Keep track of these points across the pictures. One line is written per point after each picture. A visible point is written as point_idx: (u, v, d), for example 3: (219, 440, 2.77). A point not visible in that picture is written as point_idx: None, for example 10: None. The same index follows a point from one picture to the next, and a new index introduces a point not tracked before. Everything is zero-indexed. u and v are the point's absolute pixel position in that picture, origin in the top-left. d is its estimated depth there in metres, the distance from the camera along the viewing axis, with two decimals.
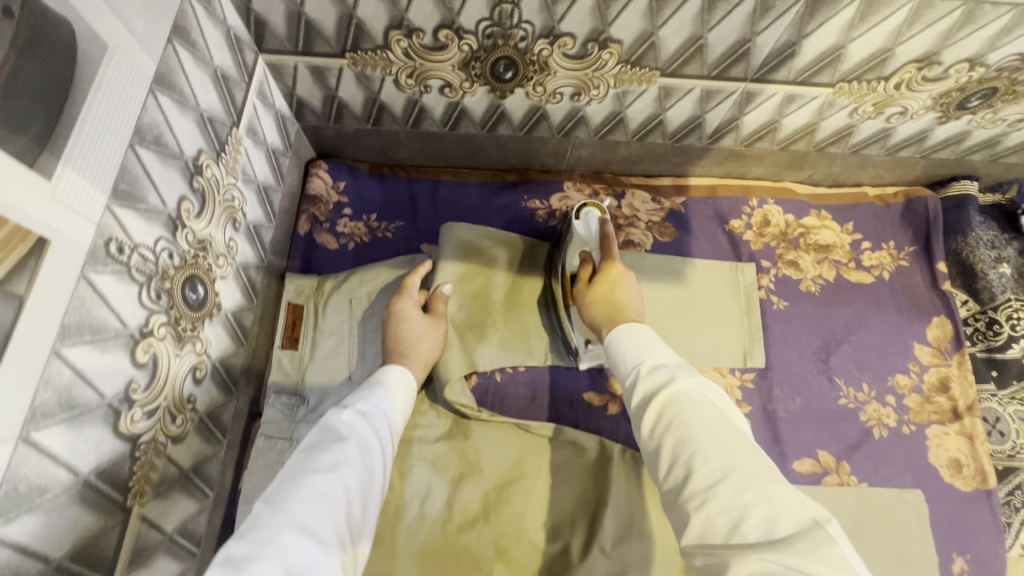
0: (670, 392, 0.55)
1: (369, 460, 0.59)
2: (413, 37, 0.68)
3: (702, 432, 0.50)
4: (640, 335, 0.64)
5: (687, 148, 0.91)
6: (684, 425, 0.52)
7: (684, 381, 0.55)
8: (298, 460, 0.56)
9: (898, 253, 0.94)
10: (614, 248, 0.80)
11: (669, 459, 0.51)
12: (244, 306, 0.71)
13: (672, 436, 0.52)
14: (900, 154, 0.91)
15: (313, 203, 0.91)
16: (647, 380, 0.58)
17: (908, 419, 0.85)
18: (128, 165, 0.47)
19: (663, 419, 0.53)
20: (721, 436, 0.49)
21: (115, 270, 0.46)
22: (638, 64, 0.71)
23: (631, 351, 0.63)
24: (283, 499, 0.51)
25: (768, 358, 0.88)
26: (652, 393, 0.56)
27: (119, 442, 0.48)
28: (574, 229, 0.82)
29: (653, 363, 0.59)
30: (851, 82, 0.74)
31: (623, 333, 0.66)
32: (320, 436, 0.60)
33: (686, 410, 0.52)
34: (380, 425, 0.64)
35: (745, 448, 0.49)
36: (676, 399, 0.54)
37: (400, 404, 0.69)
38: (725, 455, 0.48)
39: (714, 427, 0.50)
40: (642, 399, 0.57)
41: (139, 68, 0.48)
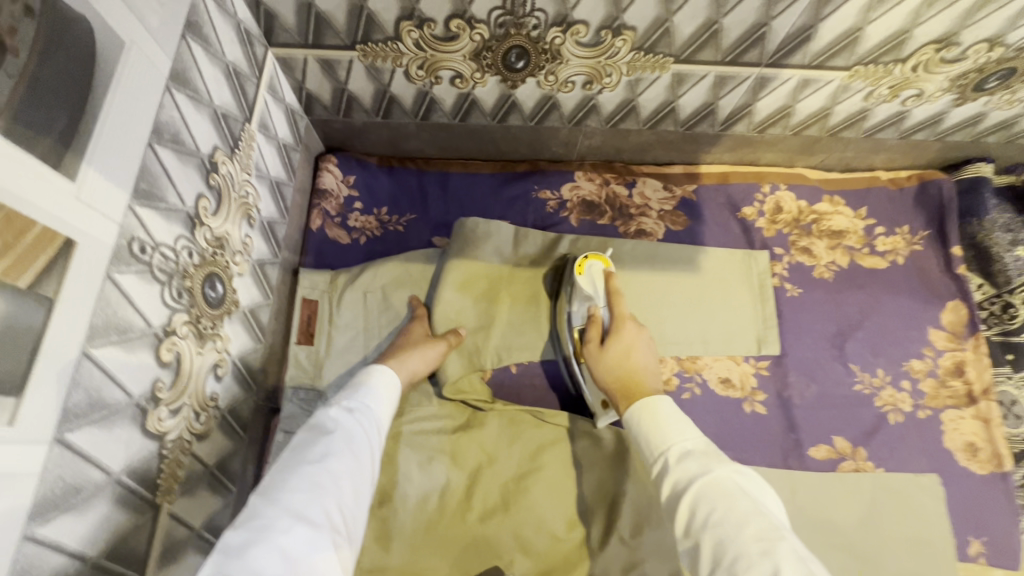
0: (703, 483, 0.53)
1: (360, 448, 0.58)
2: (424, 28, 0.67)
3: (742, 536, 0.47)
4: (661, 408, 0.63)
5: (699, 136, 0.90)
6: (720, 523, 0.49)
7: (719, 472, 0.53)
8: (290, 452, 0.56)
9: (911, 238, 0.93)
10: (623, 308, 0.80)
11: (711, 565, 0.49)
12: (261, 302, 0.72)
13: (710, 540, 0.49)
14: (914, 137, 0.90)
15: (324, 197, 0.91)
16: (678, 469, 0.56)
17: (923, 404, 0.85)
18: (147, 164, 0.47)
19: (699, 519, 0.51)
20: (761, 537, 0.47)
21: (138, 271, 0.46)
22: (651, 51, 0.70)
23: (656, 435, 0.61)
24: (276, 490, 0.51)
25: (783, 345, 0.88)
26: (685, 486, 0.54)
27: (148, 440, 0.48)
28: (582, 287, 0.80)
29: (680, 451, 0.58)
30: (867, 65, 0.73)
31: (640, 409, 0.64)
32: (311, 428, 0.59)
33: (721, 505, 0.50)
34: (370, 415, 0.63)
35: (789, 550, 0.45)
36: (709, 494, 0.52)
37: (389, 398, 0.68)
38: (768, 557, 0.45)
39: (753, 525, 0.48)
40: (675, 491, 0.55)
41: (155, 66, 0.47)
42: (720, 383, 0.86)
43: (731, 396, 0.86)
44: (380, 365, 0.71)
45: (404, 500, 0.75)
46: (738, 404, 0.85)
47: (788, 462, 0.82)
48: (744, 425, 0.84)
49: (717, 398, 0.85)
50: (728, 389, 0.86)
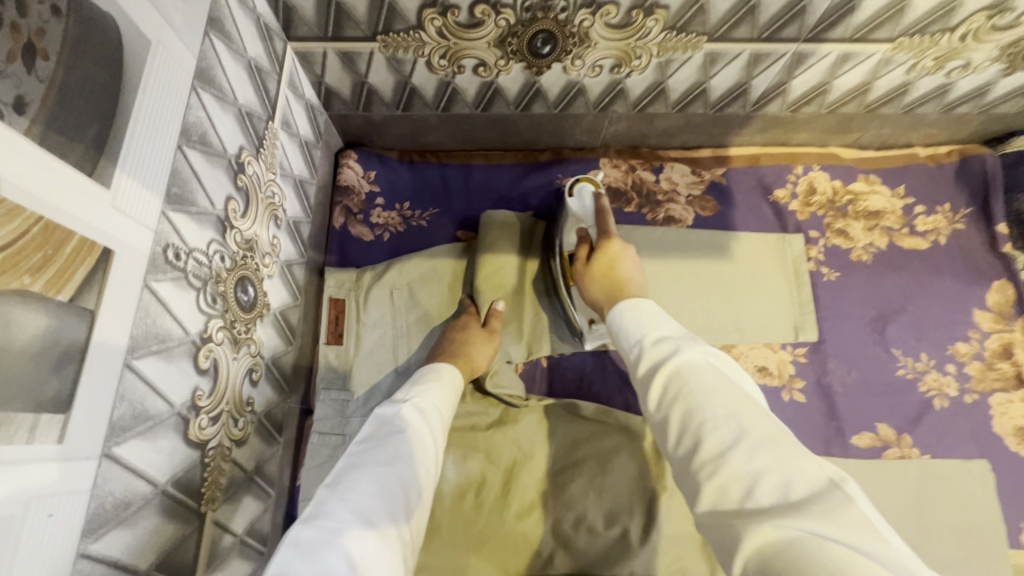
0: (675, 362, 0.50)
1: (425, 452, 0.58)
2: (448, 15, 0.65)
3: (712, 402, 0.45)
4: (643, 306, 0.60)
5: (729, 117, 0.87)
6: (690, 397, 0.47)
7: (690, 353, 0.50)
8: (359, 451, 0.56)
9: (953, 216, 0.90)
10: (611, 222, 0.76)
11: (679, 433, 0.46)
12: (290, 303, 0.70)
13: (680, 413, 0.47)
14: (956, 111, 0.86)
15: (346, 194, 0.90)
16: (652, 353, 0.53)
17: (970, 388, 0.82)
18: (178, 167, 0.46)
19: (669, 394, 0.49)
20: (731, 406, 0.44)
21: (174, 278, 0.45)
22: (684, 30, 0.67)
23: (633, 324, 0.58)
24: (347, 489, 0.51)
25: (821, 331, 0.86)
26: (657, 365, 0.51)
27: (190, 450, 0.47)
28: (570, 207, 0.78)
29: (657, 335, 0.55)
30: (912, 36, 0.69)
31: (622, 309, 0.61)
32: (379, 426, 0.59)
33: (691, 381, 0.47)
34: (436, 418, 0.63)
35: (757, 414, 0.44)
36: (682, 372, 0.49)
37: (451, 396, 0.68)
38: (736, 422, 0.43)
39: (724, 397, 0.45)
40: (647, 377, 0.52)
41: (180, 65, 0.46)
42: (757, 371, 0.84)
43: (769, 384, 0.83)
44: (442, 362, 0.72)
45: (439, 498, 0.75)
46: (776, 392, 0.83)
47: (830, 450, 0.80)
48: (783, 414, 0.82)
49: (755, 386, 0.83)
50: (765, 377, 0.84)
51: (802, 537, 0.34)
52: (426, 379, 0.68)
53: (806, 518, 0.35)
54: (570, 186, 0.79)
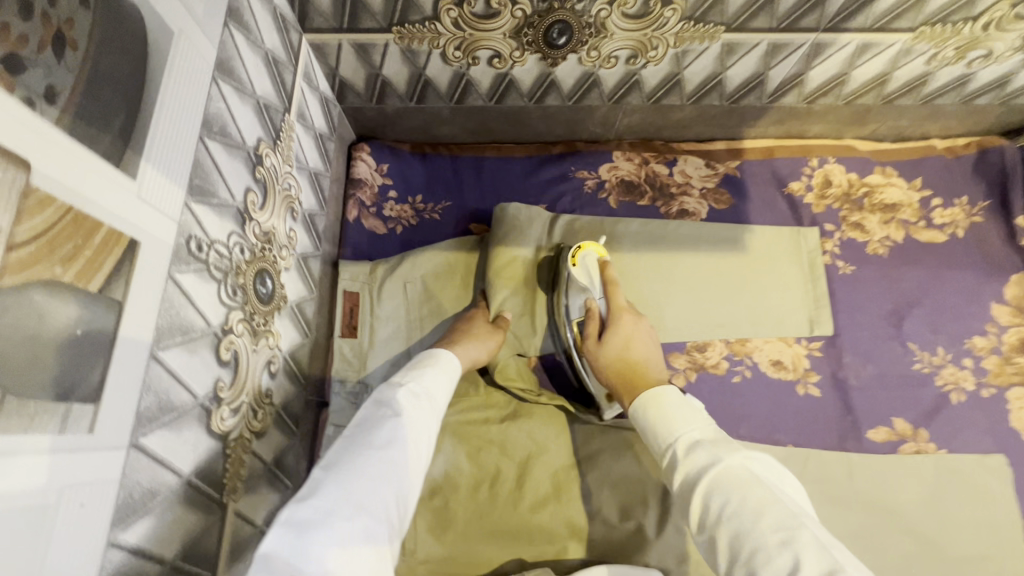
0: (716, 471, 0.49)
1: (419, 439, 0.57)
2: (464, 6, 0.65)
3: (760, 527, 0.44)
4: (667, 397, 0.60)
5: (745, 109, 0.86)
6: (738, 515, 0.46)
7: (730, 459, 0.50)
8: (353, 433, 0.55)
9: (971, 209, 0.89)
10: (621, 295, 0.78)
11: (728, 563, 0.45)
12: (306, 296, 0.71)
13: (728, 537, 0.46)
14: (976, 102, 0.85)
15: (359, 187, 0.89)
16: (687, 461, 0.53)
17: (987, 382, 0.81)
18: (200, 159, 0.46)
19: (712, 513, 0.48)
20: (778, 530, 0.43)
21: (197, 269, 0.45)
22: (702, 20, 0.67)
23: (660, 425, 0.58)
24: (341, 470, 0.49)
25: (836, 325, 0.85)
26: (695, 477, 0.51)
27: (213, 440, 0.48)
28: (577, 278, 0.78)
29: (690, 441, 0.55)
30: (934, 25, 0.68)
31: (643, 402, 0.61)
32: (374, 409, 0.58)
33: (735, 497, 0.47)
34: (431, 404, 0.62)
35: (810, 540, 0.42)
36: (723, 483, 0.49)
37: (447, 384, 0.67)
38: (790, 550, 0.42)
39: (770, 518, 0.44)
40: (685, 488, 0.52)
41: (202, 56, 0.45)
42: (771, 365, 0.84)
43: (784, 378, 0.83)
44: (442, 349, 0.71)
45: (454, 491, 0.75)
46: (791, 386, 0.83)
47: (845, 444, 0.80)
48: (798, 408, 0.81)
49: (770, 380, 0.83)
50: (780, 371, 0.83)
51: None
52: (421, 364, 0.67)
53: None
54: (574, 254, 0.79)
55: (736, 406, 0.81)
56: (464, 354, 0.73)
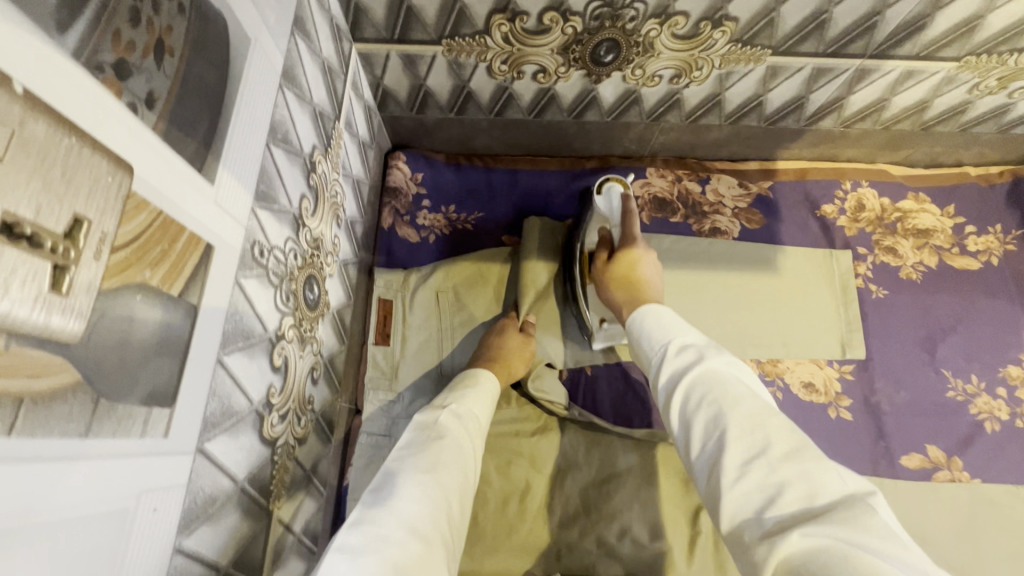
0: (699, 369, 0.49)
1: (466, 460, 0.57)
2: (516, 21, 0.65)
3: (736, 412, 0.43)
4: (664, 312, 0.60)
5: (782, 131, 0.87)
6: (715, 401, 0.45)
7: (713, 362, 0.49)
8: (400, 456, 0.55)
9: (1005, 237, 0.89)
10: (637, 228, 0.74)
11: (700, 443, 0.44)
12: (344, 303, 0.70)
13: (703, 419, 0.45)
14: (1012, 131, 0.85)
15: (394, 195, 0.89)
16: (675, 360, 0.52)
17: (1022, 412, 0.81)
18: (265, 165, 0.46)
19: (688, 403, 0.47)
20: (752, 414, 0.43)
21: (258, 275, 0.45)
22: (750, 43, 0.67)
23: (656, 330, 0.57)
24: (390, 493, 0.50)
25: (869, 349, 0.85)
26: (680, 374, 0.50)
27: (263, 447, 0.47)
28: (593, 206, 0.78)
29: (681, 343, 0.54)
30: (980, 55, 0.68)
31: (644, 314, 0.61)
32: (417, 432, 0.58)
33: (716, 387, 0.46)
34: (475, 425, 0.63)
35: (784, 428, 0.41)
36: (705, 376, 0.48)
37: (488, 403, 0.67)
38: (762, 434, 0.41)
39: (743, 405, 0.44)
40: (668, 383, 0.51)
41: (271, 63, 0.46)
42: (803, 388, 0.83)
43: (816, 401, 0.82)
44: (482, 370, 0.72)
45: (483, 503, 0.74)
46: (823, 409, 0.82)
47: (877, 470, 0.79)
48: (830, 433, 0.81)
49: (801, 402, 0.82)
50: (812, 394, 0.83)
51: (829, 546, 0.32)
52: (460, 387, 0.68)
53: (839, 527, 0.33)
54: (599, 184, 0.76)
55: None
56: (501, 371, 0.74)
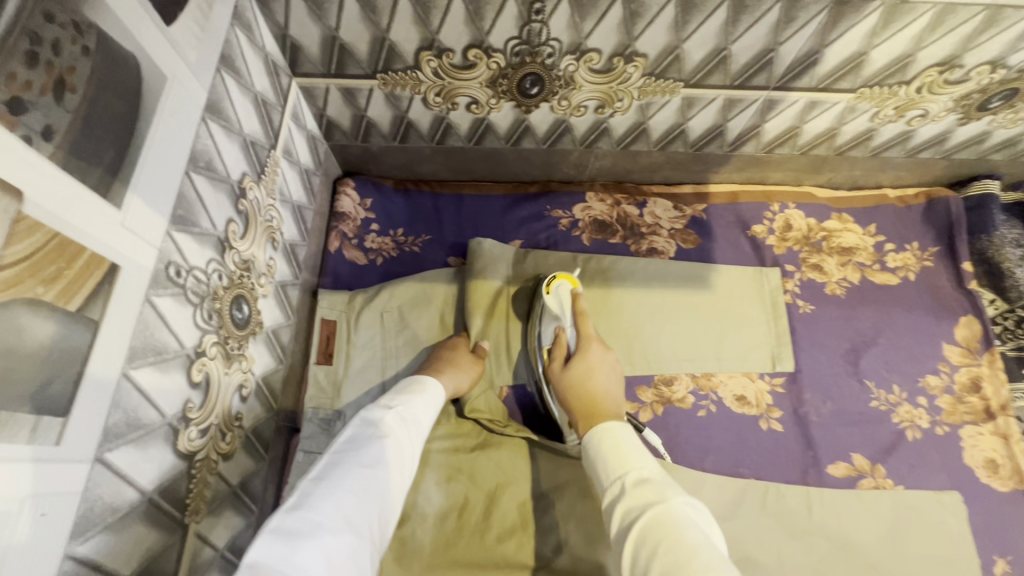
0: (655, 509, 0.52)
1: (404, 462, 0.60)
2: (443, 57, 0.70)
3: (693, 558, 0.46)
4: (624, 437, 0.63)
5: (708, 156, 0.92)
6: (663, 555, 0.48)
7: (671, 502, 0.52)
8: (342, 450, 0.57)
9: (922, 254, 0.94)
10: (590, 329, 0.82)
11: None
12: (282, 323, 0.73)
13: (657, 567, 0.48)
14: (920, 155, 0.91)
15: (342, 219, 0.93)
16: (633, 496, 0.55)
17: (941, 420, 0.84)
18: (184, 190, 0.49)
19: (643, 544, 0.50)
20: (702, 569, 0.45)
21: (174, 293, 0.48)
22: (662, 76, 0.73)
23: (615, 462, 0.60)
24: (330, 485, 0.52)
25: (797, 362, 0.89)
26: (636, 516, 0.53)
27: (178, 460, 0.49)
28: (548, 304, 0.82)
29: (639, 477, 0.57)
30: (872, 87, 0.75)
31: (601, 437, 0.64)
32: (363, 428, 0.60)
33: (670, 529, 0.49)
34: (416, 427, 0.65)
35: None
36: (662, 515, 0.51)
37: (432, 409, 0.69)
38: None
39: (696, 557, 0.46)
40: (625, 519, 0.54)
41: (192, 97, 0.49)
42: (735, 401, 0.86)
43: (747, 413, 0.85)
44: (428, 377, 0.73)
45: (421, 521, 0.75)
46: (754, 421, 0.85)
47: (806, 479, 0.82)
48: (761, 443, 0.84)
49: (733, 415, 0.85)
50: (744, 406, 0.86)
51: None
52: (408, 389, 0.69)
53: None
54: (547, 282, 0.84)
55: (701, 440, 0.83)
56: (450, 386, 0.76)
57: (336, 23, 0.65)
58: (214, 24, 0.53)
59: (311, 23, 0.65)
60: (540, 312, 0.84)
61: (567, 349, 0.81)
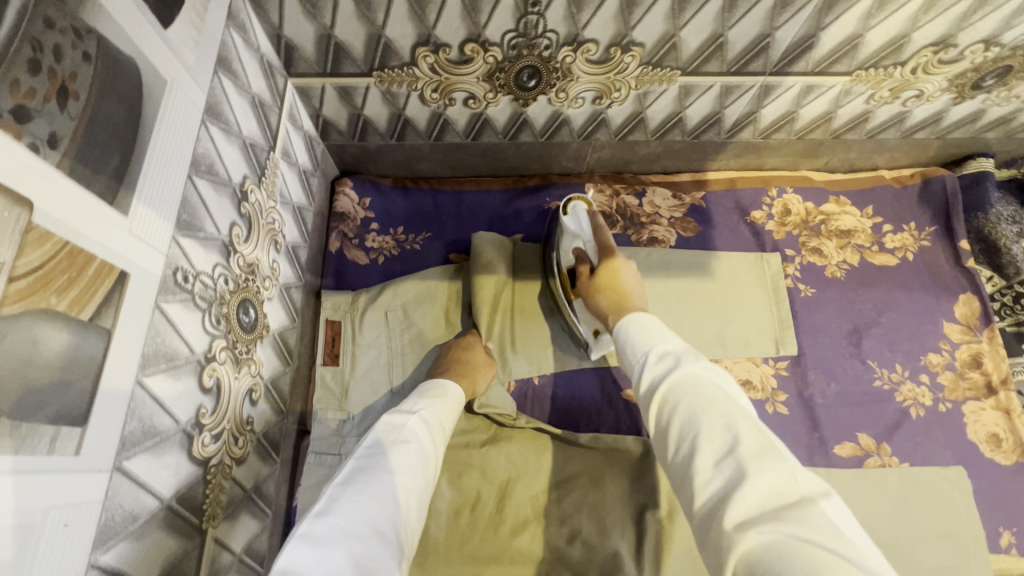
0: (675, 376, 0.53)
1: (428, 466, 0.59)
2: (440, 53, 0.69)
3: (709, 420, 0.47)
4: (649, 322, 0.63)
5: (705, 144, 0.92)
6: (686, 411, 0.49)
7: (690, 367, 0.53)
8: (365, 456, 0.56)
9: (919, 234, 0.95)
10: (608, 237, 0.79)
11: (676, 440, 0.49)
12: (288, 325, 0.73)
13: (680, 418, 0.49)
14: (915, 136, 0.92)
15: (341, 220, 0.93)
16: (655, 367, 0.56)
17: (943, 397, 0.85)
18: (188, 196, 0.48)
19: (666, 409, 0.51)
20: (722, 413, 0.47)
21: (182, 299, 0.47)
22: (659, 65, 0.73)
23: (641, 339, 0.61)
24: (355, 489, 0.51)
25: (800, 345, 0.89)
26: (659, 380, 0.54)
27: (193, 466, 0.49)
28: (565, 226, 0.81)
29: (663, 351, 0.58)
30: (868, 69, 0.75)
31: (628, 323, 0.65)
32: (385, 433, 0.60)
33: (688, 394, 0.50)
34: (438, 430, 0.65)
35: (750, 430, 0.46)
36: (679, 387, 0.52)
37: (453, 414, 0.70)
38: (733, 443, 0.45)
39: (716, 407, 0.48)
40: (649, 388, 0.55)
41: (191, 101, 0.49)
42: (741, 385, 0.87)
43: (753, 397, 0.86)
44: (450, 382, 0.74)
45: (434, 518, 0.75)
46: (760, 405, 0.86)
47: (813, 460, 0.83)
48: (767, 427, 0.84)
49: None
50: (749, 390, 0.86)
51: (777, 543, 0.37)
52: (427, 395, 0.70)
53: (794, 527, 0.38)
54: (564, 205, 0.81)
55: None
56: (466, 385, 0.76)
57: (331, 21, 0.65)
58: (210, 26, 0.53)
59: (306, 22, 0.65)
60: (562, 236, 0.84)
61: (590, 264, 0.80)
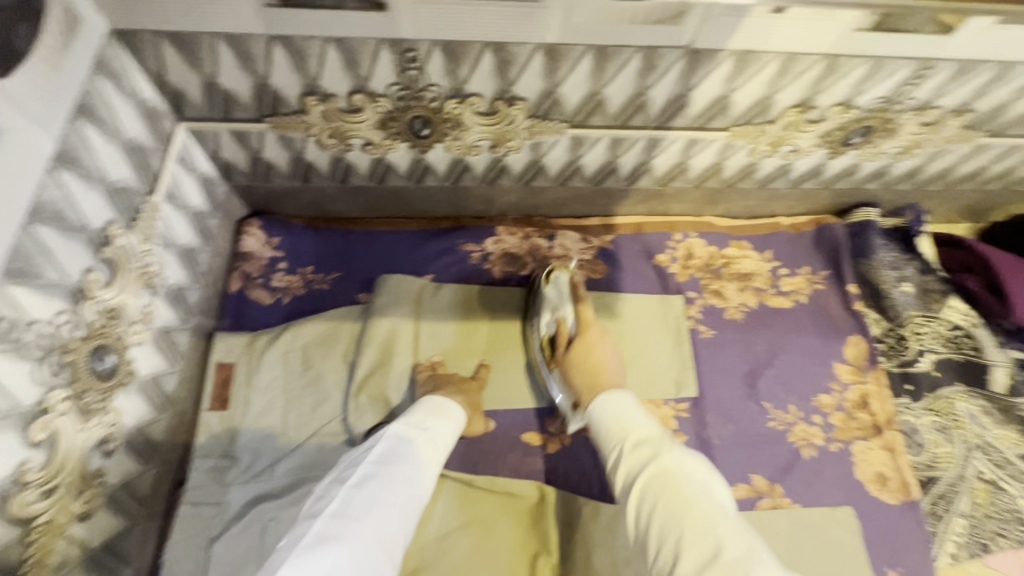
0: (654, 467, 0.57)
1: (425, 476, 0.62)
2: (329, 102, 0.71)
3: (688, 516, 0.52)
4: (622, 404, 0.66)
5: (609, 190, 0.96)
6: (665, 509, 0.53)
7: (667, 458, 0.57)
8: (377, 462, 0.59)
9: (813, 278, 1.00)
10: (589, 313, 0.84)
11: (658, 544, 0.53)
12: (164, 369, 0.71)
13: (660, 524, 0.53)
14: (803, 186, 0.97)
15: (246, 260, 0.92)
16: (632, 457, 0.60)
17: (834, 437, 0.88)
18: (23, 244, 0.48)
19: (647, 504, 0.55)
20: (699, 520, 0.51)
21: (4, 350, 0.46)
22: (545, 118, 0.76)
23: (615, 417, 0.65)
24: (367, 500, 0.55)
25: (700, 387, 0.91)
26: (636, 473, 0.58)
27: (7, 526, 0.47)
28: (548, 295, 0.88)
29: (637, 438, 0.61)
30: (743, 126, 0.80)
31: (605, 402, 0.68)
32: (394, 442, 0.62)
33: (669, 491, 0.54)
34: (439, 444, 0.66)
35: (730, 529, 0.50)
36: (666, 476, 0.56)
37: (454, 432, 0.70)
38: (715, 537, 0.50)
39: (694, 512, 0.52)
40: (628, 481, 0.59)
41: (35, 149, 0.49)
42: None
43: None
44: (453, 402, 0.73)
45: None
46: None
47: None
48: None
49: None
50: None
51: None
52: (435, 413, 0.69)
53: None
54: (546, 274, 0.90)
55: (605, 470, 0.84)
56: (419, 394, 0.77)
57: (213, 70, 0.66)
58: (70, 74, 0.53)
59: (189, 71, 0.66)
60: (541, 302, 0.89)
61: (568, 334, 0.84)
